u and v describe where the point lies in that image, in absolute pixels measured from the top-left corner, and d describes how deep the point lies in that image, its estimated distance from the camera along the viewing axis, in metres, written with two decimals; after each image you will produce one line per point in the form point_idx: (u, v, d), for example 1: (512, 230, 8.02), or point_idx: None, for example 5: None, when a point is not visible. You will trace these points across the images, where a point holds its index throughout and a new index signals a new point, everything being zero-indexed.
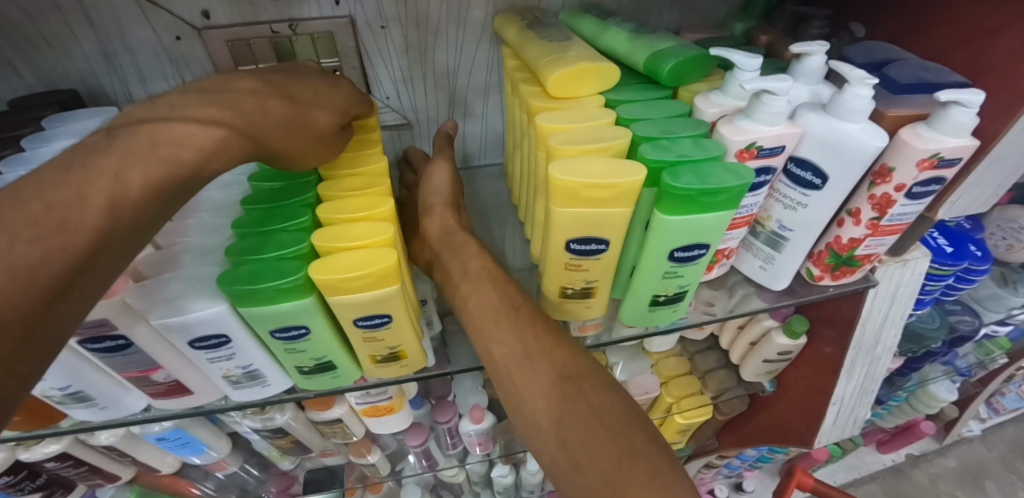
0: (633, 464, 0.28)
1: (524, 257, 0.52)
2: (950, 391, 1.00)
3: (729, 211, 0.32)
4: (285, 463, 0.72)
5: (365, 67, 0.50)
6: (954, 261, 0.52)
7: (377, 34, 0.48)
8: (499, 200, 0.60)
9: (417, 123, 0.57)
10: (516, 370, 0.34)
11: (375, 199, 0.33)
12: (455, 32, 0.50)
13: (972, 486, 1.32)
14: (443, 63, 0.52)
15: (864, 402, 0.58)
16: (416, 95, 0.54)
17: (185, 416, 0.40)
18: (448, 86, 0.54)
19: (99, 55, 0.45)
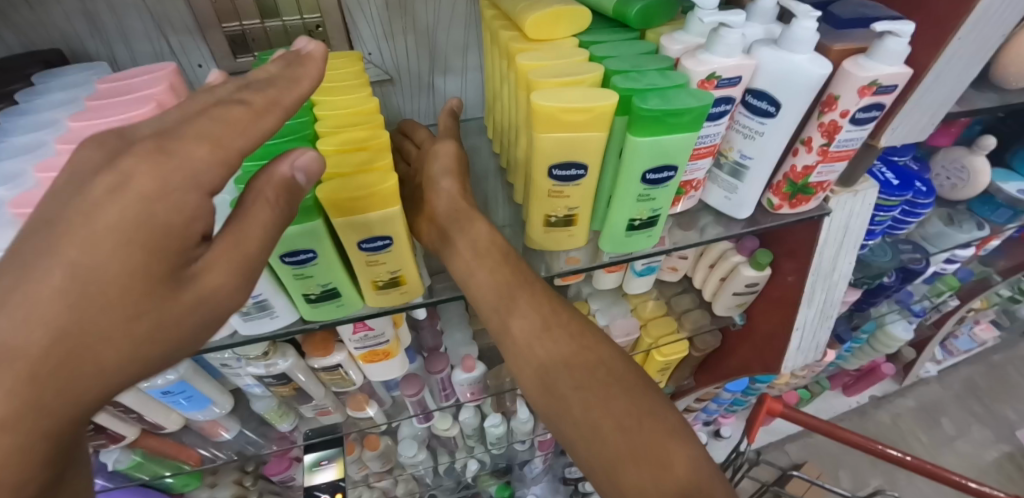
0: (649, 422, 0.34)
1: (508, 203, 0.55)
2: (907, 330, 1.07)
3: (692, 133, 0.35)
4: (285, 426, 0.76)
5: (347, 23, 0.52)
6: (899, 192, 0.58)
7: None
8: (484, 155, 0.63)
9: (399, 80, 0.59)
10: (537, 342, 0.38)
11: (371, 133, 0.36)
12: None
13: (929, 421, 1.43)
14: (423, 19, 0.54)
15: (825, 327, 0.64)
16: (398, 52, 0.56)
17: (196, 353, 0.43)
18: (429, 43, 0.56)
19: (82, 16, 0.46)
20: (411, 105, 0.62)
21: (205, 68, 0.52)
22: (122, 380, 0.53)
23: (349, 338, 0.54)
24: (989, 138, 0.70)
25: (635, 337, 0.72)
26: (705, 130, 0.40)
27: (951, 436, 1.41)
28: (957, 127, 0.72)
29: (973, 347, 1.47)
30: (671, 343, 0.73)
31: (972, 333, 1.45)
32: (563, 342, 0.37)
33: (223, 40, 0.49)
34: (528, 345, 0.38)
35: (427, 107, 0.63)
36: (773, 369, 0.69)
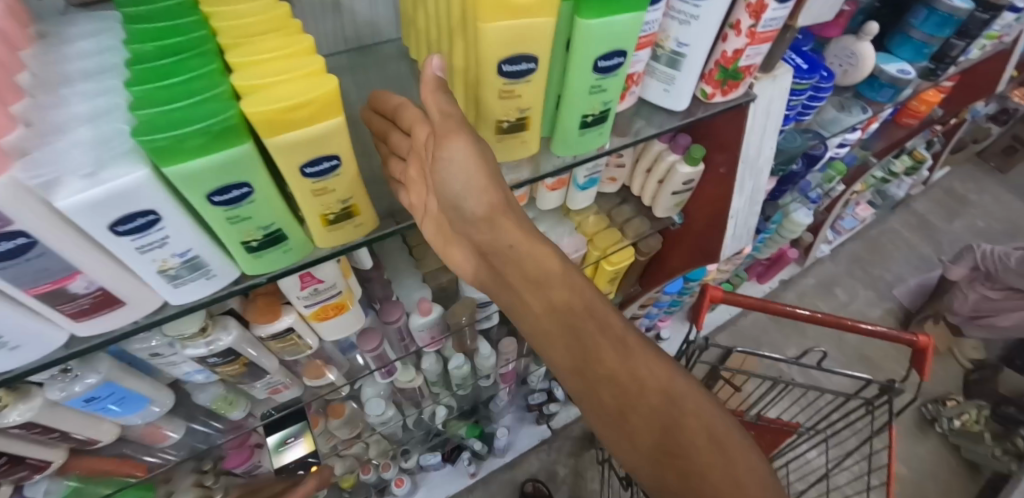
0: (714, 459, 0.36)
1: None
2: (807, 214, 1.21)
3: (640, 11, 0.34)
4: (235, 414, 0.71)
5: None
6: (809, 75, 0.62)
7: None
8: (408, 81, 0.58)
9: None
10: (597, 388, 0.38)
11: (291, 39, 0.30)
12: None
13: (825, 294, 1.67)
14: None
15: (754, 212, 0.69)
16: None
17: (120, 336, 0.37)
18: None
19: None
20: (316, 29, 0.55)
21: None
22: (32, 398, 0.44)
23: (297, 296, 0.49)
24: (873, 24, 0.77)
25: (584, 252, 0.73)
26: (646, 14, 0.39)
27: (844, 303, 1.66)
28: (846, 15, 0.78)
29: (855, 226, 1.70)
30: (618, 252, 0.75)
31: (854, 213, 1.68)
32: (619, 389, 0.38)
33: None
34: (594, 398, 0.38)
35: (333, 32, 0.56)
36: (711, 257, 0.75)
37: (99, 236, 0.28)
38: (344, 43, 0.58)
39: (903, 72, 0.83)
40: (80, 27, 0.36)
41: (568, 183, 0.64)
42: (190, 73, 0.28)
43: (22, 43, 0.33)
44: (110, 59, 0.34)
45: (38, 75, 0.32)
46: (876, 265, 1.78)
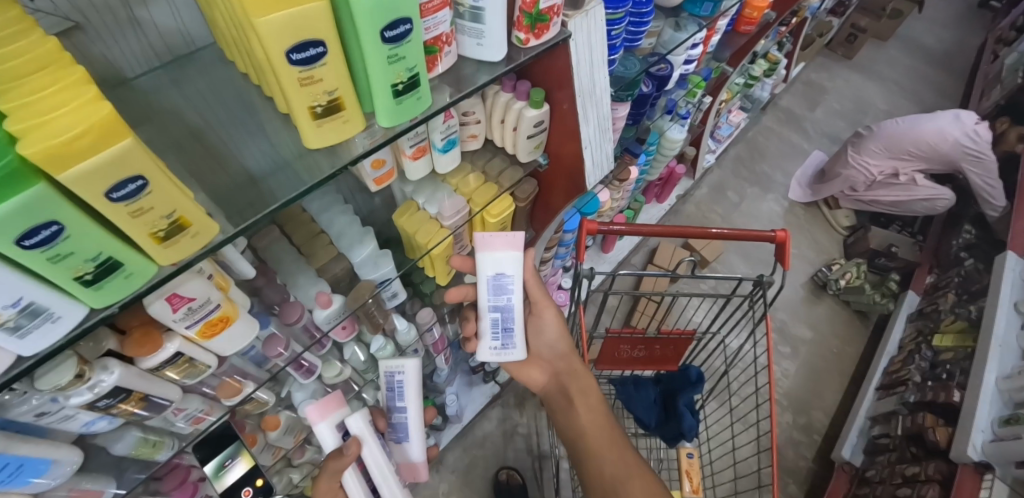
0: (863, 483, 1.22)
1: (268, 157, 0.57)
2: (680, 131, 1.34)
3: (418, 23, 0.40)
4: (162, 454, 0.72)
5: (85, 39, 0.48)
6: (620, 4, 0.66)
7: (90, 21, 0.48)
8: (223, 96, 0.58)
9: (119, 64, 0.52)
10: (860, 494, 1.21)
11: (74, 89, 0.30)
12: (112, 18, 0.49)
13: (721, 196, 1.92)
14: (129, 8, 0.49)
15: (606, 138, 0.75)
16: (122, 47, 0.51)
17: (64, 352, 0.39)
18: (153, 38, 0.53)
19: None
20: (135, 72, 0.55)
21: None
22: None
23: (173, 320, 0.50)
24: None
25: (466, 211, 0.75)
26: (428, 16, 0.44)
27: (736, 202, 1.92)
28: None
29: (731, 133, 1.89)
30: (496, 203, 0.78)
31: (728, 121, 1.88)
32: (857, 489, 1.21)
33: None
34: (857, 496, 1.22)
35: (140, 48, 0.53)
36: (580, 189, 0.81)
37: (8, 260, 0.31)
38: (156, 57, 0.55)
39: None
40: None
41: (428, 150, 0.66)
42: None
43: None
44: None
45: None
46: (756, 163, 2.05)
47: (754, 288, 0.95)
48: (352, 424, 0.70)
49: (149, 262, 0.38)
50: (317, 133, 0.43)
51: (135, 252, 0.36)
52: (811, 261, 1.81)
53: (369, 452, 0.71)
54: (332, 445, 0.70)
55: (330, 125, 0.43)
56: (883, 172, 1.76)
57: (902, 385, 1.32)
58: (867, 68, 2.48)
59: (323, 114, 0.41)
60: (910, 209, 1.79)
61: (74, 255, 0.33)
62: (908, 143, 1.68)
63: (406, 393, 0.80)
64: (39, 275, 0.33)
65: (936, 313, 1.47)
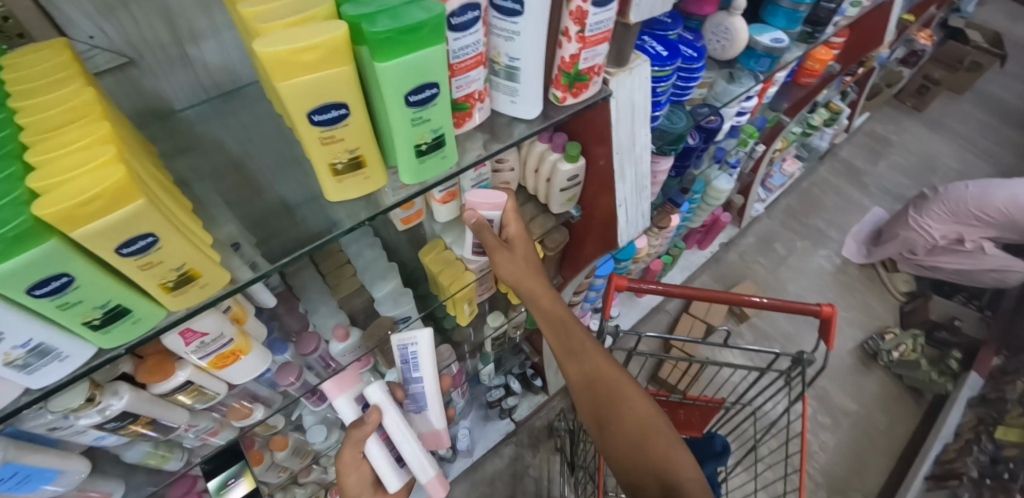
0: None
1: (297, 192, 0.58)
2: (728, 181, 1.27)
3: (446, 87, 0.39)
4: (171, 465, 0.71)
5: (140, 75, 0.51)
6: (668, 62, 0.64)
7: (145, 60, 0.50)
8: (263, 131, 0.60)
9: (169, 97, 0.55)
10: None
11: (97, 150, 0.31)
12: (166, 57, 0.51)
13: (767, 248, 1.83)
14: (183, 48, 0.51)
15: (643, 196, 0.72)
16: (173, 82, 0.53)
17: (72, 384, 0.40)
18: (204, 75, 0.55)
19: None
20: (184, 105, 0.57)
21: None
22: None
23: (186, 351, 0.50)
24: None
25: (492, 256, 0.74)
26: (460, 75, 0.43)
27: (783, 256, 1.81)
28: (720, 27, 0.86)
29: (784, 183, 1.81)
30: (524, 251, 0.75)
31: (781, 170, 1.80)
32: None
33: None
34: None
35: (190, 82, 0.55)
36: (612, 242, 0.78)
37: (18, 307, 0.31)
38: (204, 92, 0.57)
39: (776, 42, 0.90)
40: None
41: (457, 194, 0.65)
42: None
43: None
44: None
45: None
46: (808, 215, 1.94)
47: (794, 364, 0.90)
48: (369, 394, 0.65)
49: (158, 308, 0.38)
50: (337, 188, 0.42)
51: (144, 300, 0.37)
52: (862, 327, 1.67)
53: (392, 423, 0.66)
54: (352, 419, 0.66)
55: (350, 181, 0.42)
56: (946, 237, 1.60)
57: (958, 479, 1.18)
58: (937, 122, 2.32)
59: (344, 170, 0.41)
60: (976, 279, 1.63)
61: (83, 302, 0.34)
62: (976, 208, 1.52)
63: (422, 362, 0.72)
64: (51, 320, 0.34)
65: (1004, 402, 1.32)
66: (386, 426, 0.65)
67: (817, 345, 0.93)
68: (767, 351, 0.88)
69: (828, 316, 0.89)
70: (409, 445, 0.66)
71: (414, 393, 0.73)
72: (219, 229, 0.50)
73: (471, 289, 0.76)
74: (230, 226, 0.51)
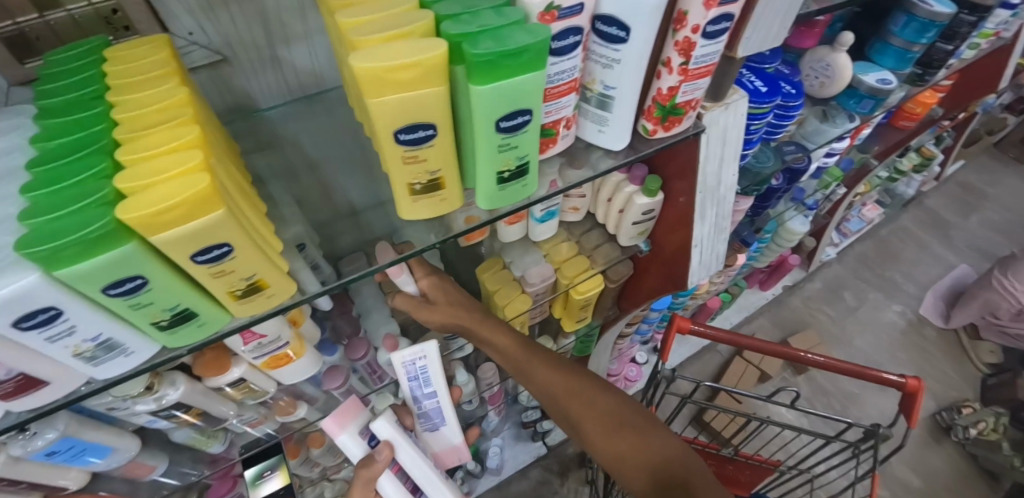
0: None
1: (366, 199, 0.57)
2: (803, 223, 1.17)
3: (539, 115, 0.37)
4: (213, 447, 0.69)
5: (232, 72, 0.51)
6: (768, 99, 0.59)
7: (239, 58, 0.50)
8: (340, 135, 0.59)
9: (256, 95, 0.55)
10: None
11: (185, 154, 0.31)
12: (259, 57, 0.51)
13: (835, 296, 1.69)
14: (275, 50, 0.52)
15: (721, 239, 0.67)
16: (262, 81, 0.54)
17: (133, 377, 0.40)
18: (292, 76, 0.55)
19: None
20: (269, 103, 0.57)
21: None
22: None
23: (242, 350, 0.50)
24: (847, 35, 0.75)
25: (551, 282, 0.71)
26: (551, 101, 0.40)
27: (853, 307, 1.67)
28: (820, 62, 0.80)
29: (862, 228, 1.68)
30: (586, 280, 0.72)
31: (861, 215, 1.67)
32: None
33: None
34: None
35: (277, 83, 0.55)
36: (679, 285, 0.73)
37: (93, 302, 0.31)
38: (290, 93, 0.57)
39: (882, 83, 0.82)
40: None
41: (525, 217, 0.62)
42: (81, 154, 0.32)
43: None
44: (17, 137, 0.37)
45: None
46: (886, 266, 1.78)
47: (867, 437, 0.81)
48: (378, 428, 0.60)
49: (222, 312, 0.37)
50: (411, 208, 0.40)
51: (211, 304, 0.36)
52: (937, 397, 1.51)
53: (405, 454, 0.62)
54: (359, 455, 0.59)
55: (425, 203, 0.40)
56: None
57: None
58: None
59: (421, 191, 0.39)
60: None
61: (153, 304, 0.33)
62: None
63: (433, 378, 0.65)
64: (122, 317, 0.34)
65: None
66: (398, 458, 0.61)
67: (896, 420, 0.83)
68: (840, 419, 0.79)
69: (914, 390, 0.79)
70: (421, 471, 0.63)
71: (426, 412, 0.67)
72: (286, 228, 0.48)
73: (525, 313, 0.74)
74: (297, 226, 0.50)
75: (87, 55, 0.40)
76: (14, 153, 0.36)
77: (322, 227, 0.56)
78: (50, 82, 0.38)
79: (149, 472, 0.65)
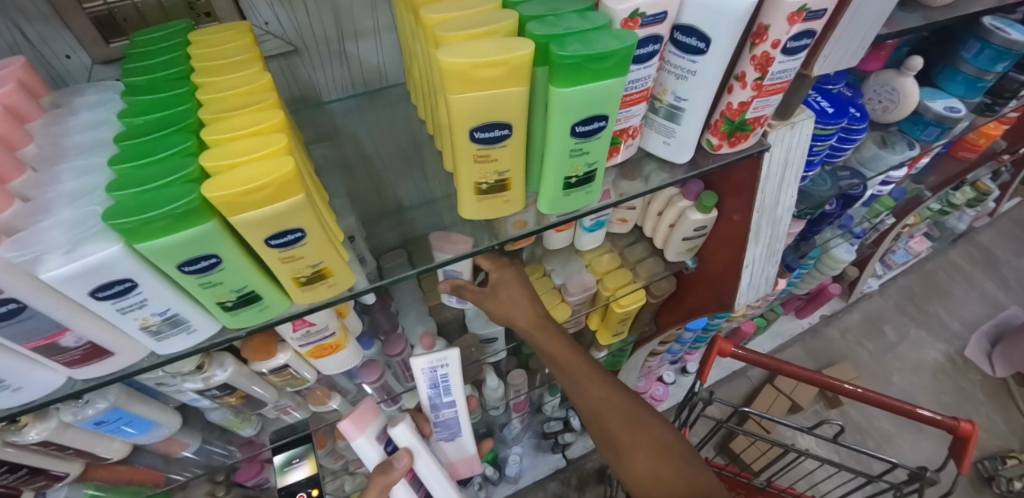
0: None
1: (419, 196, 0.57)
2: (849, 251, 1.13)
3: (614, 121, 0.36)
4: (246, 431, 0.70)
5: (301, 63, 0.52)
6: (835, 120, 0.57)
7: (309, 50, 0.52)
8: (397, 131, 0.60)
9: (321, 88, 0.56)
10: None
11: (269, 138, 0.31)
12: (327, 50, 0.52)
13: (875, 330, 1.62)
14: (344, 44, 0.53)
15: (773, 261, 0.65)
16: (328, 74, 0.55)
17: (189, 355, 0.40)
18: (357, 71, 0.56)
19: (22, 35, 0.41)
20: (332, 96, 0.58)
21: (75, 59, 0.44)
22: (48, 418, 0.48)
23: (290, 337, 0.51)
24: (916, 59, 0.72)
25: (593, 292, 0.70)
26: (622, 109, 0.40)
27: (893, 342, 1.60)
28: (884, 86, 0.77)
29: (908, 261, 1.61)
30: (627, 293, 0.71)
31: (907, 247, 1.60)
32: None
33: (89, 22, 0.41)
34: None
35: (341, 76, 0.56)
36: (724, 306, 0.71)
37: (167, 277, 0.31)
38: (353, 87, 0.58)
39: (950, 110, 0.79)
40: (86, 95, 0.40)
41: (574, 225, 0.62)
42: (166, 130, 0.33)
43: (41, 90, 0.38)
44: (105, 112, 0.38)
45: (42, 145, 0.35)
46: (931, 302, 1.70)
47: (912, 479, 0.77)
48: (396, 435, 0.58)
49: (283, 298, 0.38)
50: (473, 207, 0.40)
51: (274, 288, 0.36)
52: (981, 445, 1.42)
53: (422, 462, 0.61)
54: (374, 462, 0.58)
55: (488, 203, 0.40)
56: None
57: None
58: None
59: (487, 191, 0.38)
60: None
61: (221, 285, 0.33)
62: None
63: (452, 386, 0.63)
64: (189, 295, 0.34)
65: None
66: (414, 467, 0.60)
67: (945, 465, 0.78)
68: (884, 458, 0.76)
69: (967, 433, 0.75)
70: (434, 480, 0.63)
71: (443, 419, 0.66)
72: (342, 220, 0.48)
73: (563, 322, 0.73)
74: (352, 218, 0.50)
75: (173, 37, 0.42)
76: (100, 127, 0.37)
77: (373, 222, 0.57)
78: (138, 61, 0.39)
79: (183, 448, 0.66)
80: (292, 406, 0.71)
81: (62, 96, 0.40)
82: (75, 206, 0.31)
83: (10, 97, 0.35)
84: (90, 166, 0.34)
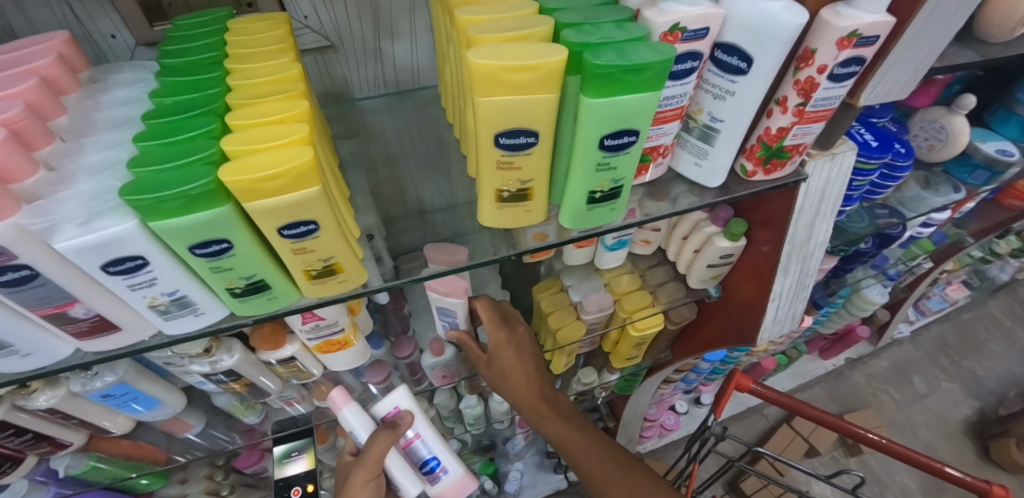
0: None
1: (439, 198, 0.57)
2: (882, 294, 1.07)
3: (645, 136, 0.35)
4: (250, 418, 0.70)
5: (334, 58, 0.53)
6: (878, 154, 0.54)
7: (344, 45, 0.52)
8: (424, 132, 0.60)
9: (353, 84, 0.56)
10: None
11: (292, 127, 0.31)
12: (362, 47, 0.53)
13: (904, 379, 1.54)
14: (377, 42, 0.53)
15: (802, 297, 0.61)
16: (360, 71, 0.55)
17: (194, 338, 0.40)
18: (390, 70, 0.56)
19: (72, 13, 0.42)
20: (362, 94, 0.58)
21: (120, 39, 0.45)
22: (59, 386, 0.48)
23: (299, 329, 0.50)
24: (968, 97, 0.69)
25: (609, 312, 0.68)
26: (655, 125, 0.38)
27: (922, 394, 1.51)
28: (932, 124, 0.74)
29: (944, 309, 1.53)
30: (645, 317, 0.69)
31: (944, 294, 1.52)
32: None
33: (135, 5, 0.43)
34: None
35: (374, 75, 0.56)
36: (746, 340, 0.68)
37: (178, 257, 0.31)
38: (385, 86, 0.58)
39: (1002, 154, 0.75)
40: (122, 73, 0.41)
41: (596, 242, 0.60)
42: (193, 112, 0.33)
43: (81, 65, 0.39)
44: (139, 91, 0.39)
45: (75, 118, 0.36)
46: (966, 355, 1.61)
47: None
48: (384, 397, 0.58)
49: (291, 289, 0.37)
50: (492, 215, 0.39)
51: (283, 279, 0.36)
52: None
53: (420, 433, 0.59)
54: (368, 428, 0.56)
55: (508, 213, 0.39)
56: None
57: None
58: None
59: (508, 199, 0.37)
60: None
61: (230, 271, 0.33)
62: None
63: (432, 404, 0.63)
64: (199, 278, 0.34)
65: None
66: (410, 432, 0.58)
67: None
68: None
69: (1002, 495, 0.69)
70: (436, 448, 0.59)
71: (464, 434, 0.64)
72: (360, 216, 0.48)
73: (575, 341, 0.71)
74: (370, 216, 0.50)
75: (212, 24, 0.42)
76: (131, 105, 0.38)
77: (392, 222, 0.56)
78: (177, 44, 0.40)
79: (186, 430, 0.66)
80: (296, 399, 0.70)
81: (101, 73, 0.41)
82: (96, 180, 0.31)
83: (49, 70, 0.36)
84: (118, 142, 0.34)
